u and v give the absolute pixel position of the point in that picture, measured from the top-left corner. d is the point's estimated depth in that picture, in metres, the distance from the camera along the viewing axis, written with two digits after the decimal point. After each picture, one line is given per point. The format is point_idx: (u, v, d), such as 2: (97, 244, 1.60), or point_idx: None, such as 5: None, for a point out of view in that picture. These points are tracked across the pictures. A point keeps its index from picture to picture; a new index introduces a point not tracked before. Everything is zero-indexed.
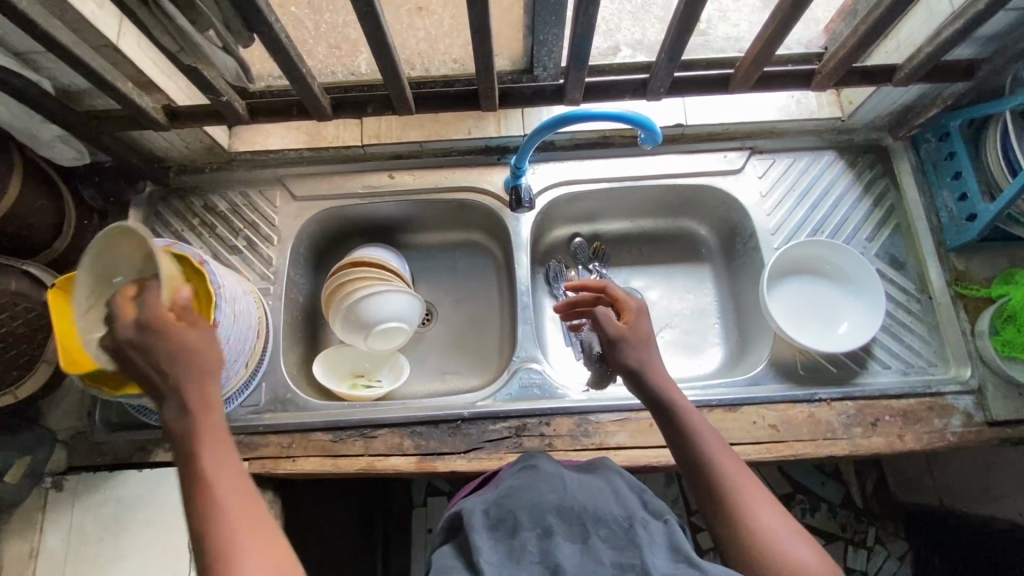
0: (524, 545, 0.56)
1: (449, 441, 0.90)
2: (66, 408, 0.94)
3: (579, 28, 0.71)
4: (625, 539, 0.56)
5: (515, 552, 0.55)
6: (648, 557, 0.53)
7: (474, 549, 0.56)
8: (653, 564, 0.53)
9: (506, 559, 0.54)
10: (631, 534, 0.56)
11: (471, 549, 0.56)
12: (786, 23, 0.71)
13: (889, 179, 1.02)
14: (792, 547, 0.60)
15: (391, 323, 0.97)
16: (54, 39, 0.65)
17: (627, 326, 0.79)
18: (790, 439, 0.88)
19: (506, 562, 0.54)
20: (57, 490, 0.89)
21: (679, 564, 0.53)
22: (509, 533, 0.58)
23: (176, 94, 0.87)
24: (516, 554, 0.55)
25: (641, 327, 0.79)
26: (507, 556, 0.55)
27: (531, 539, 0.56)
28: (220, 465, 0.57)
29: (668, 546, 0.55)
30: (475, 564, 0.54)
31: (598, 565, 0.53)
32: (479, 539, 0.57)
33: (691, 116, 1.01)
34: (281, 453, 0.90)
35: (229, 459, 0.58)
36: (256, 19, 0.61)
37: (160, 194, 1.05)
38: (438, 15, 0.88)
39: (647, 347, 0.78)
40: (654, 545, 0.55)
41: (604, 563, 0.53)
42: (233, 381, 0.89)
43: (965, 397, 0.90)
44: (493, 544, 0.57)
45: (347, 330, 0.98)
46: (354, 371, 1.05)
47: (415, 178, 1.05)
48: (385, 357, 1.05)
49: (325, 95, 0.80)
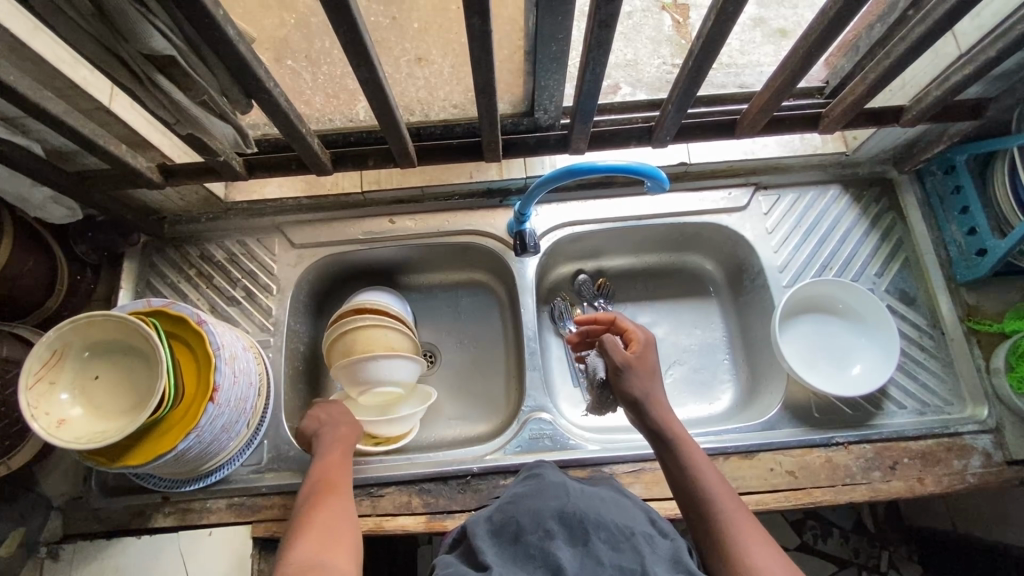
0: (527, 549, 0.55)
1: (459, 498, 0.87)
2: (61, 473, 0.91)
3: (586, 83, 0.70)
4: (627, 545, 0.55)
5: (519, 556, 0.55)
6: (649, 563, 0.53)
7: (479, 554, 0.56)
8: (654, 570, 0.52)
9: (508, 562, 0.54)
10: (634, 542, 0.56)
11: (476, 554, 0.56)
12: (795, 75, 0.70)
13: (895, 213, 1.01)
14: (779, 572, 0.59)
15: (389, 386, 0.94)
16: (46, 110, 0.64)
17: (634, 355, 0.79)
18: (808, 486, 0.86)
19: (509, 565, 0.54)
20: (52, 559, 0.86)
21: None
22: (512, 539, 0.57)
23: (171, 150, 0.85)
24: (518, 559, 0.54)
25: (648, 359, 0.80)
26: (511, 561, 0.54)
27: (533, 541, 0.56)
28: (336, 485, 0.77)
29: (671, 560, 0.55)
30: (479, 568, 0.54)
31: (600, 566, 0.52)
32: (483, 547, 0.57)
33: (695, 154, 1.00)
34: (286, 515, 0.88)
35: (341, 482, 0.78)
36: (255, 88, 0.60)
37: (155, 245, 1.02)
38: (438, 65, 0.87)
39: (654, 378, 0.78)
40: (657, 556, 0.55)
41: (605, 564, 0.53)
42: (235, 442, 0.87)
43: (983, 436, 0.88)
44: (497, 551, 0.56)
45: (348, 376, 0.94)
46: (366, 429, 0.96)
47: (416, 223, 1.03)
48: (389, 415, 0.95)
49: (324, 150, 0.79)
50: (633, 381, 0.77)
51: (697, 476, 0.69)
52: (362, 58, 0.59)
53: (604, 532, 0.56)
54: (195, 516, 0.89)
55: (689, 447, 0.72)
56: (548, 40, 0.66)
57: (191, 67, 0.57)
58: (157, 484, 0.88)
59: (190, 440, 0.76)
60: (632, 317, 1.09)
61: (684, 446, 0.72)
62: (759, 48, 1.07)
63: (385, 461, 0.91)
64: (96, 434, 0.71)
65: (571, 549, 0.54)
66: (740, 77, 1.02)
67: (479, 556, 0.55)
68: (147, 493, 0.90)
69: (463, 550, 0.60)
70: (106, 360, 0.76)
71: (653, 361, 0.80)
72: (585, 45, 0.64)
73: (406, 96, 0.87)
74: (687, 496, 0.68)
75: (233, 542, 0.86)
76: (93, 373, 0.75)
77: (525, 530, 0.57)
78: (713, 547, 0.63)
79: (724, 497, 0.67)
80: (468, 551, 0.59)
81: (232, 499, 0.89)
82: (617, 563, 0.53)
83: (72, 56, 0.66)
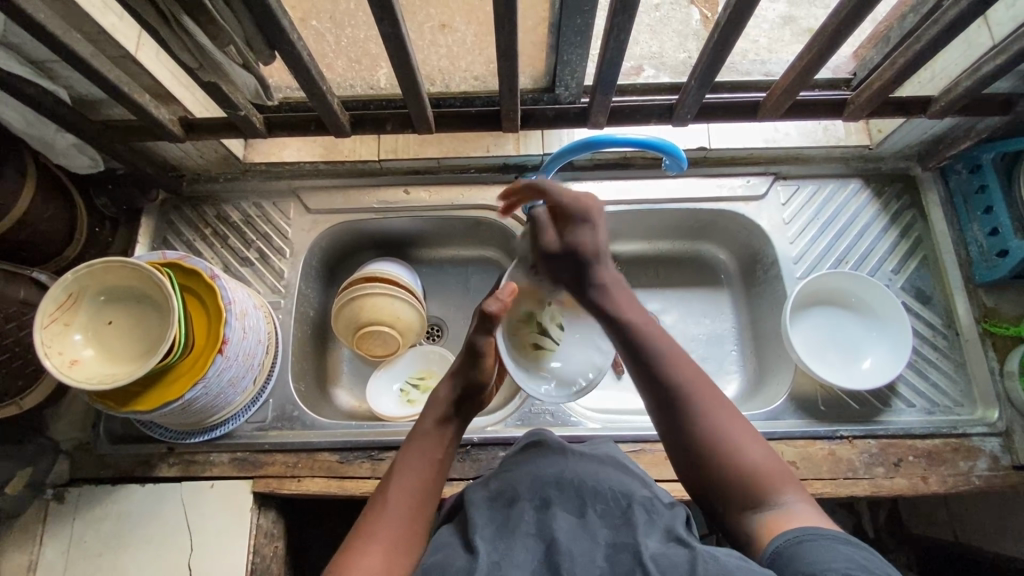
0: (521, 518, 0.55)
1: (458, 467, 0.88)
2: (71, 418, 0.93)
3: (610, 54, 0.69)
4: (622, 517, 0.55)
5: (511, 523, 0.55)
6: (643, 537, 0.52)
7: (472, 524, 0.56)
8: (647, 542, 0.52)
9: (500, 531, 0.54)
10: (630, 512, 0.55)
11: (469, 524, 0.57)
12: (823, 54, 0.69)
13: (916, 210, 0.99)
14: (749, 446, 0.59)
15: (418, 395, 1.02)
16: (73, 51, 0.64)
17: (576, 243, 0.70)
18: (809, 478, 0.85)
19: (501, 533, 0.54)
20: (58, 502, 0.88)
21: (672, 546, 0.52)
22: (506, 505, 0.58)
23: (194, 104, 0.86)
24: (510, 527, 0.55)
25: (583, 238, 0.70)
26: (501, 529, 0.55)
27: (527, 510, 0.56)
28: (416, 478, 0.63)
29: (665, 529, 0.54)
30: (469, 538, 0.54)
31: (593, 543, 0.52)
32: (476, 512, 0.57)
33: (715, 139, 0.99)
34: (286, 473, 0.89)
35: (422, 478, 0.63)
36: (278, 37, 0.60)
37: (172, 203, 1.04)
38: (461, 33, 0.83)
39: (602, 254, 0.70)
40: (651, 525, 0.54)
41: (598, 541, 0.52)
42: (240, 398, 0.88)
43: (991, 439, 0.87)
44: (490, 515, 0.57)
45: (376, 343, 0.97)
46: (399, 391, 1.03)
47: (430, 195, 1.03)
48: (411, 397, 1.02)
49: (343, 111, 0.80)
50: (567, 264, 0.70)
51: (653, 344, 0.65)
52: (386, 11, 0.60)
53: (600, 505, 0.56)
54: (198, 468, 0.90)
55: (637, 314, 0.68)
56: (573, 12, 0.65)
57: (218, 12, 0.58)
58: (163, 434, 0.90)
59: (197, 391, 0.77)
60: (642, 303, 1.08)
61: (634, 314, 0.68)
62: (787, 48, 0.99)
63: (387, 425, 0.92)
64: (107, 376, 0.72)
65: (567, 520, 0.54)
66: (765, 65, 0.98)
67: (470, 524, 0.56)
68: (152, 444, 0.91)
69: (458, 517, 0.61)
70: (118, 306, 0.77)
71: (592, 232, 0.70)
72: (611, 10, 0.63)
73: (428, 65, 0.86)
74: (643, 376, 0.64)
75: (232, 495, 0.88)
76: (106, 318, 0.76)
77: (520, 497, 0.58)
78: (680, 422, 0.61)
79: (681, 367, 0.63)
80: (462, 518, 0.59)
81: (235, 454, 0.90)
82: (610, 540, 0.53)
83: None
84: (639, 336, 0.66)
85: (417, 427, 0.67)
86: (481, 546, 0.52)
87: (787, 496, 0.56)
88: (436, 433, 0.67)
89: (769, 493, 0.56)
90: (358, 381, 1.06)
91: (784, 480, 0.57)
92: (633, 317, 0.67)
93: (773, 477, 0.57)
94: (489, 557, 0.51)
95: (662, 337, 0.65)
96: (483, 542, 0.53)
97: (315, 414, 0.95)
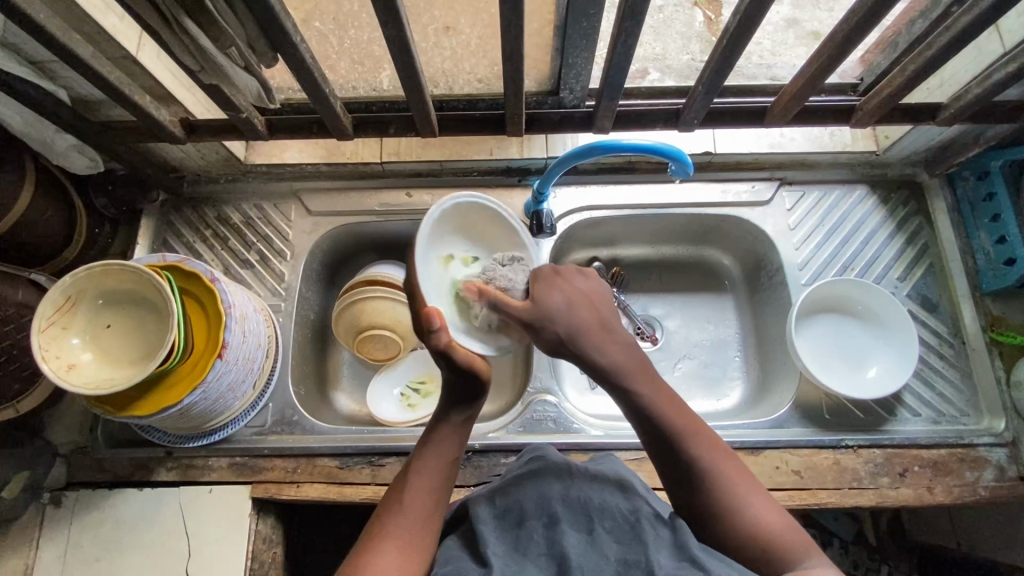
0: (530, 537, 0.54)
1: (459, 473, 0.87)
2: (68, 421, 0.92)
3: (616, 58, 0.69)
4: (631, 533, 0.53)
5: (522, 544, 0.53)
6: (654, 554, 0.51)
7: (480, 543, 0.54)
8: (659, 563, 0.50)
9: (510, 552, 0.53)
10: (638, 529, 0.53)
11: (477, 541, 0.55)
12: (832, 60, 0.69)
13: (923, 217, 0.98)
14: (763, 510, 0.57)
15: (416, 399, 1.02)
16: (74, 52, 0.64)
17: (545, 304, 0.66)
18: (814, 487, 0.84)
19: (512, 554, 0.53)
20: (55, 505, 0.87)
21: (684, 565, 0.50)
22: (514, 524, 0.56)
23: (195, 106, 0.85)
24: (520, 547, 0.53)
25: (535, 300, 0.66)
26: (513, 548, 0.53)
27: (536, 529, 0.54)
28: (425, 474, 0.61)
29: (675, 545, 0.53)
30: (481, 553, 0.53)
31: (603, 560, 0.51)
32: (484, 530, 0.55)
33: (721, 144, 0.98)
34: (285, 478, 0.88)
35: (430, 474, 0.61)
36: (281, 40, 0.60)
37: (173, 203, 1.02)
38: (465, 36, 0.82)
39: (586, 306, 0.66)
40: (660, 542, 0.53)
41: (609, 557, 0.51)
42: (241, 402, 0.87)
43: (998, 450, 0.86)
44: (499, 535, 0.55)
45: (375, 342, 0.96)
46: (399, 391, 1.03)
47: (433, 198, 1.02)
48: (412, 400, 1.02)
49: (346, 114, 0.79)
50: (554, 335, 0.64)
51: (672, 425, 0.61)
52: (391, 15, 0.59)
53: (608, 521, 0.54)
54: (196, 473, 0.89)
55: (650, 384, 0.63)
56: (579, 15, 0.64)
57: (220, 14, 0.58)
58: (161, 438, 0.89)
59: (196, 395, 0.76)
60: (644, 308, 1.07)
61: (645, 385, 0.63)
62: (791, 50, 0.98)
63: (388, 431, 0.91)
64: (107, 380, 0.72)
65: (576, 538, 0.53)
66: (771, 69, 0.96)
67: (479, 543, 0.54)
68: (150, 448, 0.90)
69: (464, 528, 0.59)
70: (118, 310, 0.76)
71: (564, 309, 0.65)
72: (618, 15, 0.63)
73: (432, 67, 0.84)
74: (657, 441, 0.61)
75: (231, 500, 0.87)
76: (105, 322, 0.75)
77: (528, 516, 0.56)
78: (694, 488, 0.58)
79: (690, 424, 0.61)
80: (470, 532, 0.57)
81: (234, 459, 0.89)
82: (620, 555, 0.51)
83: (101, 0, 0.66)
84: (654, 410, 0.61)
85: (432, 425, 0.65)
86: (493, 562, 0.51)
87: (809, 561, 0.54)
88: (451, 432, 0.64)
89: (792, 558, 0.54)
90: (358, 385, 1.05)
91: (802, 544, 0.55)
92: (651, 392, 0.62)
93: (792, 541, 0.55)
94: (501, 573, 0.50)
95: (667, 395, 0.63)
96: (494, 561, 0.51)
97: (315, 419, 0.94)
